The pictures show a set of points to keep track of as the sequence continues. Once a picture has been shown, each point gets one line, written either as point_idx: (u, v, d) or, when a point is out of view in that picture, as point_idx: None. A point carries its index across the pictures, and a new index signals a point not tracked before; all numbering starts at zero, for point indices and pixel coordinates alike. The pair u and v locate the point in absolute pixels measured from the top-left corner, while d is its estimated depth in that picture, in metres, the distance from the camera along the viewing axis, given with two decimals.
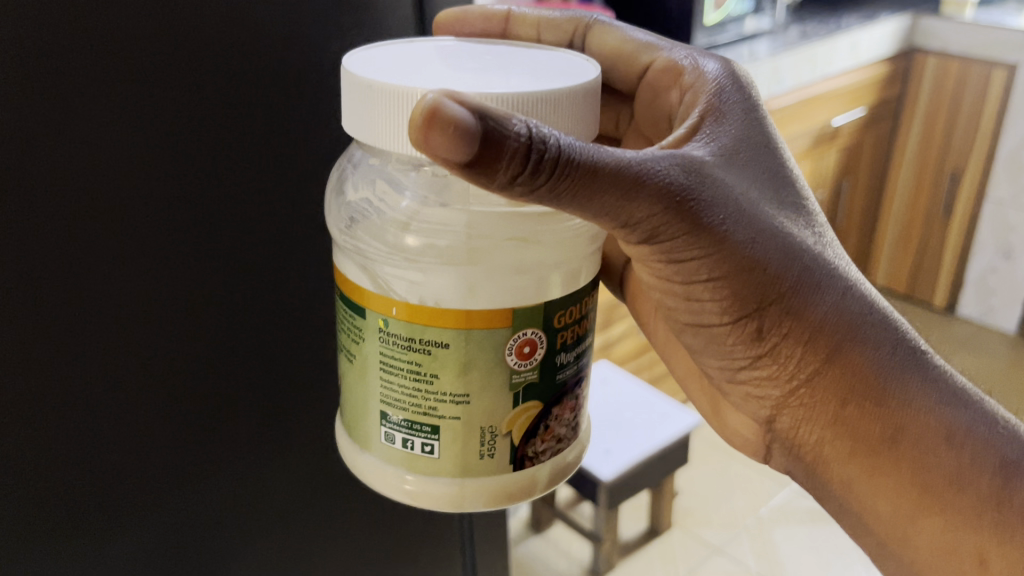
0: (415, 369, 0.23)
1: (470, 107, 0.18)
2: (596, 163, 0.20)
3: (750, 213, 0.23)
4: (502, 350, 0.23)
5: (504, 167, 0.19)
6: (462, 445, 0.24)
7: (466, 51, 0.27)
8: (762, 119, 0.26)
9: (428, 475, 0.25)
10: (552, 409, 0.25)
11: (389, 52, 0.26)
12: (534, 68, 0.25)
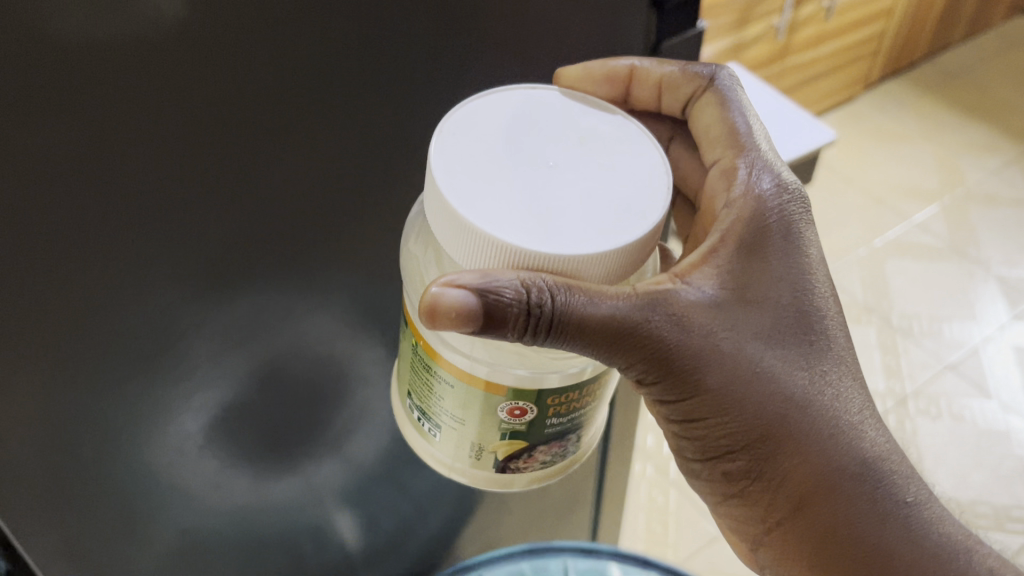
0: (433, 384, 0.29)
1: (470, 292, 0.25)
2: (586, 327, 0.26)
3: (751, 378, 0.28)
4: (494, 407, 0.28)
5: (509, 325, 0.26)
6: (457, 447, 0.31)
7: (580, 126, 0.29)
8: (797, 254, 0.30)
9: (431, 445, 0.32)
10: (535, 446, 0.30)
11: (498, 104, 0.29)
12: (610, 187, 0.27)
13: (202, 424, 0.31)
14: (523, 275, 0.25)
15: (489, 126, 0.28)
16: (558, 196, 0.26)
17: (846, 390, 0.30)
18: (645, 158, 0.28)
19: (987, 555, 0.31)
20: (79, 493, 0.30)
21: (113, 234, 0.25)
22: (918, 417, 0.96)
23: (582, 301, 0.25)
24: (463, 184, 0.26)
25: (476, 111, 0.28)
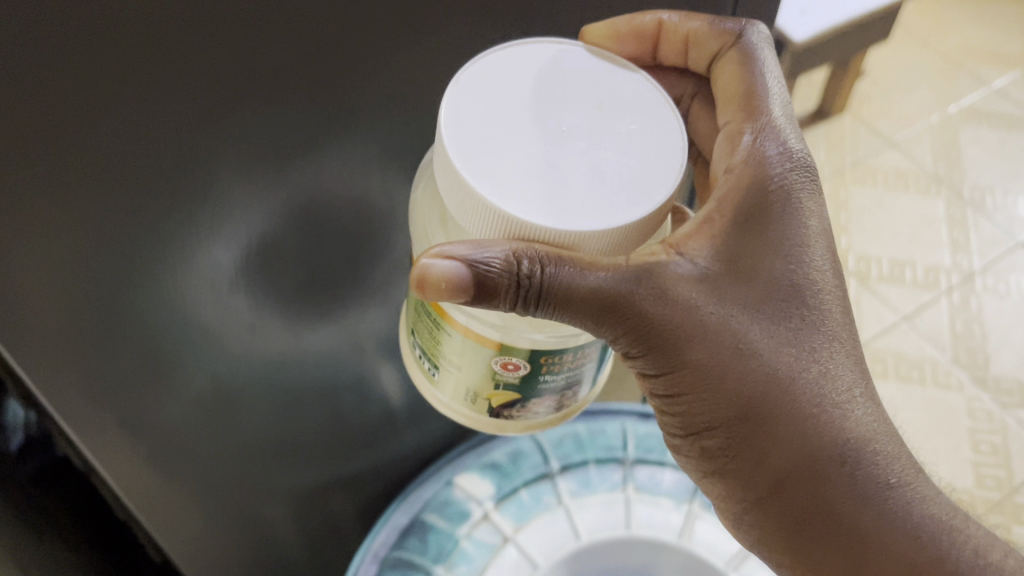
0: (433, 329, 0.30)
1: (462, 265, 0.25)
2: (571, 294, 0.26)
3: (735, 347, 0.28)
4: (488, 359, 0.29)
5: (500, 297, 0.26)
6: (455, 394, 0.31)
7: (602, 87, 0.28)
8: (796, 221, 0.30)
9: (432, 386, 0.32)
10: (528, 399, 0.31)
11: (511, 52, 0.28)
12: (621, 159, 0.26)
13: (233, 252, 0.29)
14: (517, 248, 0.25)
15: (503, 82, 0.27)
16: (563, 167, 0.26)
17: (837, 369, 0.30)
18: (665, 128, 0.27)
19: (969, 539, 0.31)
20: (104, 325, 0.28)
21: (128, 42, 0.22)
22: (985, 294, 1.04)
23: (571, 269, 0.25)
24: (472, 147, 0.26)
25: (488, 63, 0.27)
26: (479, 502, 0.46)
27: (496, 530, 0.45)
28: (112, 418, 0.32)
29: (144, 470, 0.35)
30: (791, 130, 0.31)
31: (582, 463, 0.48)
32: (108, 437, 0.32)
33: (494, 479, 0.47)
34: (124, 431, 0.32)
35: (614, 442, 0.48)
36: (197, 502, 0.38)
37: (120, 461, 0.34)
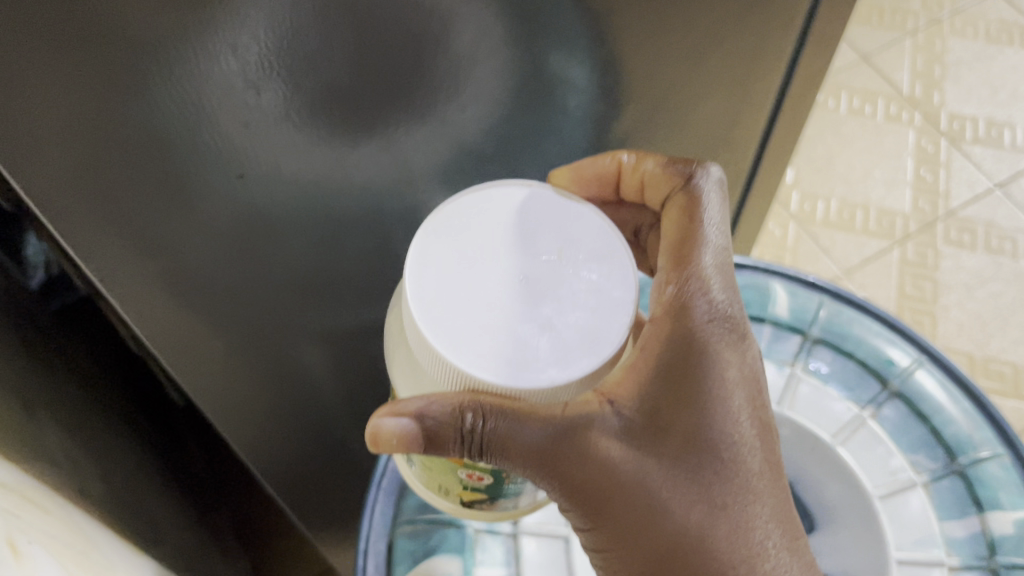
0: None
1: (410, 420, 0.29)
2: (502, 443, 0.29)
3: (650, 493, 0.31)
4: (456, 469, 0.32)
5: (449, 445, 0.29)
6: (429, 486, 0.35)
7: (563, 235, 0.31)
8: (714, 372, 0.32)
9: (411, 475, 0.36)
10: (495, 497, 0.34)
11: (476, 203, 0.31)
12: (573, 310, 0.29)
13: (259, 43, 0.26)
14: (462, 402, 0.28)
15: (467, 235, 0.30)
16: (527, 316, 0.28)
17: (752, 519, 0.32)
18: (619, 279, 0.30)
19: None
20: (107, 100, 0.26)
21: None
22: None
23: (507, 422, 0.28)
24: (436, 299, 0.29)
25: (452, 212, 0.30)
26: None
27: None
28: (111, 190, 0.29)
29: (157, 289, 0.34)
30: (719, 288, 0.33)
31: None
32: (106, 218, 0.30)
33: None
34: (135, 242, 0.31)
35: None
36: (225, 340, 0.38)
37: (118, 244, 0.31)
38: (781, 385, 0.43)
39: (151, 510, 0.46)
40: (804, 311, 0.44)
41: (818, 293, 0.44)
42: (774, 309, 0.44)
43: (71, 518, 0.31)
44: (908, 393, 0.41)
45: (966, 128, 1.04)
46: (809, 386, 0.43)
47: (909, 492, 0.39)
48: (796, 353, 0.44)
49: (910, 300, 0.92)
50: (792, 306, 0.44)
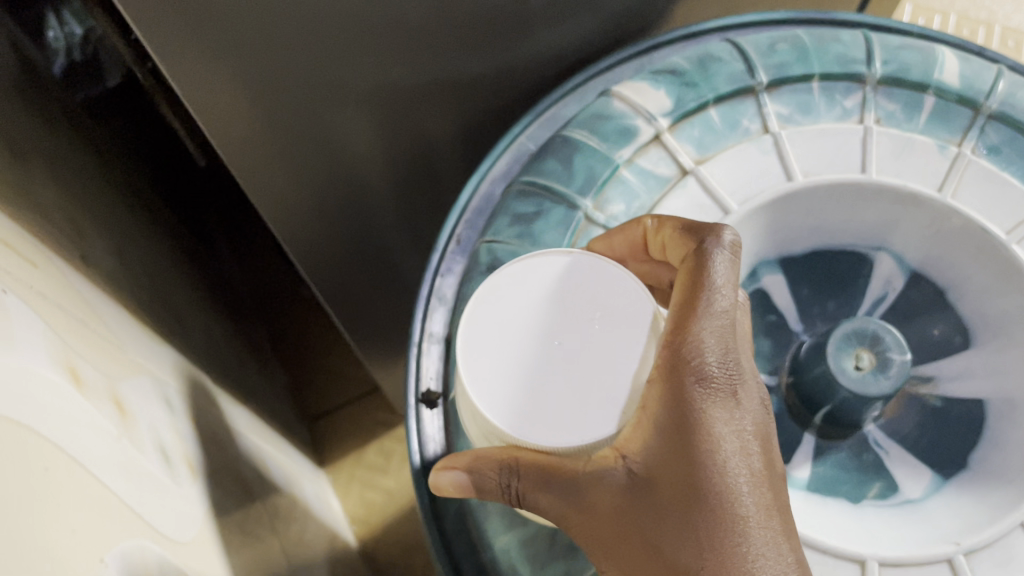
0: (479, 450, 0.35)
1: (463, 473, 0.34)
2: (522, 489, 0.32)
3: (639, 532, 0.32)
4: None
5: (492, 496, 0.34)
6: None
7: (592, 300, 0.33)
8: (703, 432, 0.32)
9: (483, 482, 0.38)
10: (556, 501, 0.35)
11: (522, 272, 0.34)
12: (598, 375, 0.31)
13: None
14: (498, 463, 0.32)
15: (509, 311, 0.33)
16: (547, 377, 0.31)
17: (748, 565, 0.31)
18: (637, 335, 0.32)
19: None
20: None
21: None
22: None
23: (533, 473, 0.31)
24: (480, 371, 0.32)
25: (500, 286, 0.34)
26: (649, 120, 0.43)
27: (670, 158, 0.43)
28: None
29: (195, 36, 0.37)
30: (716, 352, 0.33)
31: (806, 76, 0.44)
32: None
33: (674, 86, 0.44)
34: None
35: (856, 56, 0.45)
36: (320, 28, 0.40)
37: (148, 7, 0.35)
38: (947, 168, 0.42)
39: (159, 268, 0.61)
40: (980, 81, 0.44)
41: (993, 68, 0.45)
42: (943, 76, 0.44)
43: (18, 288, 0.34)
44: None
45: None
46: (983, 165, 0.42)
47: None
48: (969, 128, 0.43)
49: None
50: (966, 74, 0.44)
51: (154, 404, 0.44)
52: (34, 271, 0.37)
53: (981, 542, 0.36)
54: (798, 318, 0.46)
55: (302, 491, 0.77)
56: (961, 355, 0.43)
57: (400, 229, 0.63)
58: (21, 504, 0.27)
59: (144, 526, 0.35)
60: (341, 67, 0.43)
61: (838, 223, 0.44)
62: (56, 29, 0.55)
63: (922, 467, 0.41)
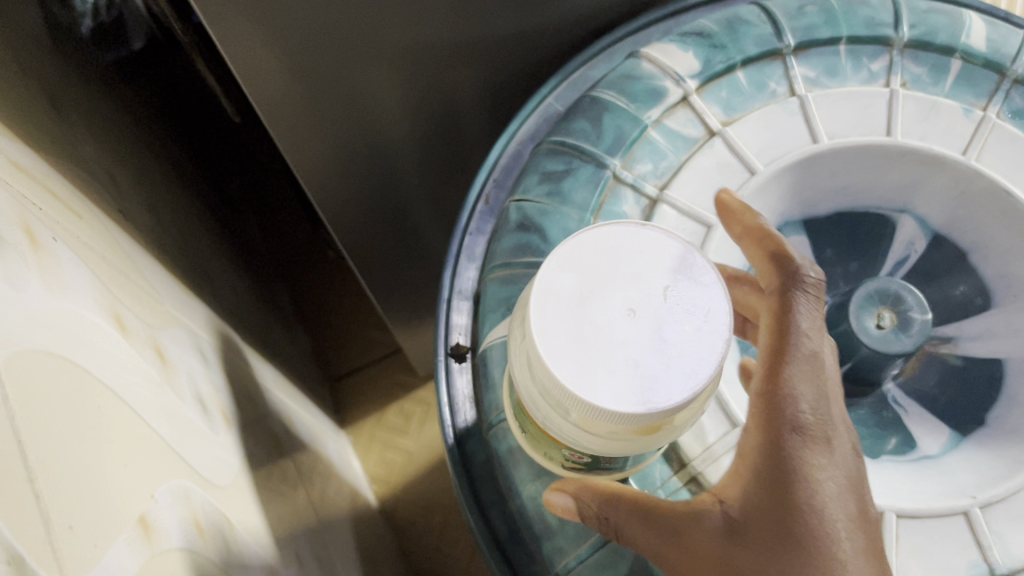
0: (522, 412, 0.36)
1: (569, 499, 0.35)
2: (627, 525, 0.34)
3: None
4: (562, 447, 0.34)
5: (594, 526, 0.35)
6: (536, 450, 0.36)
7: (668, 272, 0.30)
8: (799, 478, 0.32)
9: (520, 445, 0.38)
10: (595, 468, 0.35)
11: (601, 237, 0.31)
12: (672, 348, 0.29)
13: None
14: (606, 495, 0.34)
15: (584, 272, 0.30)
16: (619, 343, 0.29)
17: None
18: (713, 313, 0.30)
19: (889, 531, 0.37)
20: None
21: None
22: None
23: (630, 508, 0.34)
24: (550, 329, 0.29)
25: (578, 242, 0.31)
26: (677, 81, 0.44)
27: (698, 119, 0.43)
28: None
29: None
30: (809, 398, 0.33)
31: (834, 39, 0.44)
32: None
33: (702, 49, 0.45)
34: None
35: (883, 19, 0.45)
36: None
37: None
38: (972, 132, 0.42)
39: (187, 225, 0.62)
40: (1007, 44, 0.44)
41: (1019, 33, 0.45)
42: (970, 41, 0.44)
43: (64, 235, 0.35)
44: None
45: None
46: (1007, 129, 0.42)
47: None
48: (994, 92, 0.43)
49: None
50: (992, 38, 0.45)
51: (189, 355, 0.45)
52: (79, 221, 0.38)
53: (997, 495, 0.37)
54: (821, 279, 0.46)
55: (324, 448, 0.79)
56: (980, 317, 0.44)
57: (425, 190, 0.64)
58: (84, 434, 0.28)
59: (187, 466, 0.36)
60: (371, 26, 0.44)
61: (863, 185, 0.45)
62: None
63: (939, 425, 0.42)
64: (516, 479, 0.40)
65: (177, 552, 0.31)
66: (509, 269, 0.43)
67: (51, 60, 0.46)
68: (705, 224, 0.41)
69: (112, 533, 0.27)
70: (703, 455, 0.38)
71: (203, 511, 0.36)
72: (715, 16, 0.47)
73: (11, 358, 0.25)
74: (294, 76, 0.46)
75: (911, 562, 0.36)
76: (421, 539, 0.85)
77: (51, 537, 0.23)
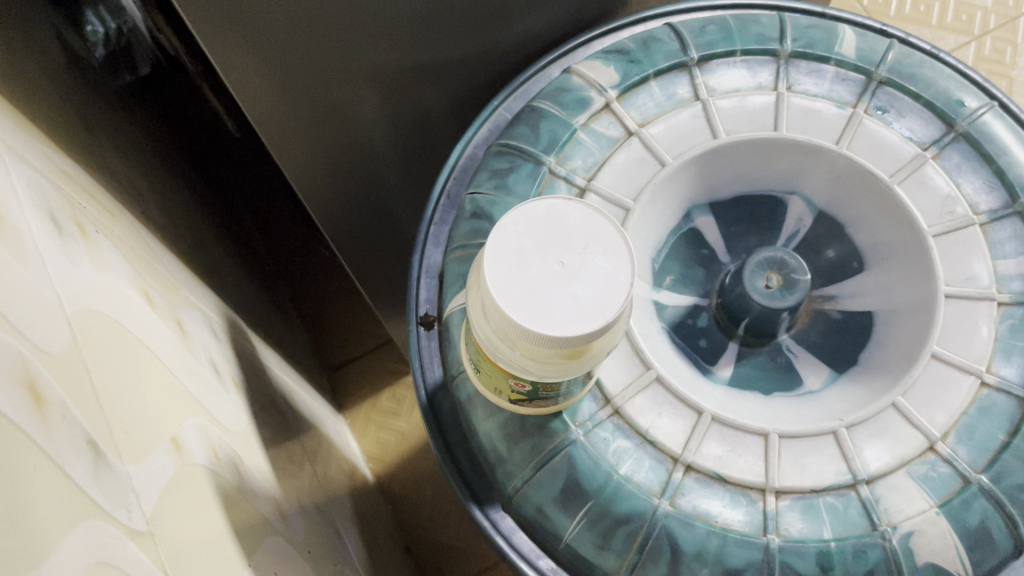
0: (475, 354, 0.44)
1: None
2: None
3: None
4: (506, 380, 0.43)
5: None
6: (489, 387, 0.45)
7: (593, 235, 0.39)
8: None
9: (478, 386, 0.47)
10: (535, 398, 0.44)
11: (547, 207, 0.40)
12: (589, 292, 0.37)
13: None
14: None
15: (529, 236, 0.39)
16: (548, 289, 0.37)
17: None
18: (627, 263, 0.38)
19: (774, 445, 0.46)
20: None
21: None
22: None
23: None
24: (500, 278, 0.38)
25: (526, 212, 0.40)
26: (600, 92, 0.53)
27: (618, 122, 0.52)
28: None
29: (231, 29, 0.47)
30: None
31: (729, 53, 0.54)
32: None
33: (621, 64, 0.54)
34: None
35: (770, 35, 0.54)
36: (329, 21, 0.49)
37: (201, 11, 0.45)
38: (843, 125, 0.51)
39: (196, 227, 0.71)
40: (874, 52, 0.53)
41: (886, 42, 0.54)
42: (843, 50, 0.53)
43: (102, 230, 0.44)
44: (978, 130, 0.51)
45: None
46: (872, 122, 0.51)
47: (967, 230, 0.49)
48: (864, 91, 0.52)
49: (990, 60, 1.14)
50: (862, 48, 0.54)
51: (203, 330, 0.54)
52: (111, 217, 0.48)
53: (859, 418, 0.46)
54: (726, 251, 0.56)
55: (324, 426, 0.88)
56: (858, 278, 0.53)
57: (403, 193, 0.73)
58: (130, 375, 0.37)
59: (205, 410, 0.45)
60: (344, 53, 0.53)
61: (757, 172, 0.54)
62: (92, 24, 0.61)
63: (822, 365, 0.51)
64: (475, 420, 0.49)
65: (203, 469, 0.40)
66: (466, 249, 0.52)
67: (77, 86, 0.56)
68: (623, 208, 0.50)
69: (155, 443, 0.36)
70: (623, 392, 0.47)
71: (219, 444, 0.45)
72: (635, 36, 0.56)
73: (74, 313, 0.34)
74: (280, 98, 0.55)
75: (790, 471, 0.45)
76: (414, 510, 0.95)
77: (112, 431, 0.32)
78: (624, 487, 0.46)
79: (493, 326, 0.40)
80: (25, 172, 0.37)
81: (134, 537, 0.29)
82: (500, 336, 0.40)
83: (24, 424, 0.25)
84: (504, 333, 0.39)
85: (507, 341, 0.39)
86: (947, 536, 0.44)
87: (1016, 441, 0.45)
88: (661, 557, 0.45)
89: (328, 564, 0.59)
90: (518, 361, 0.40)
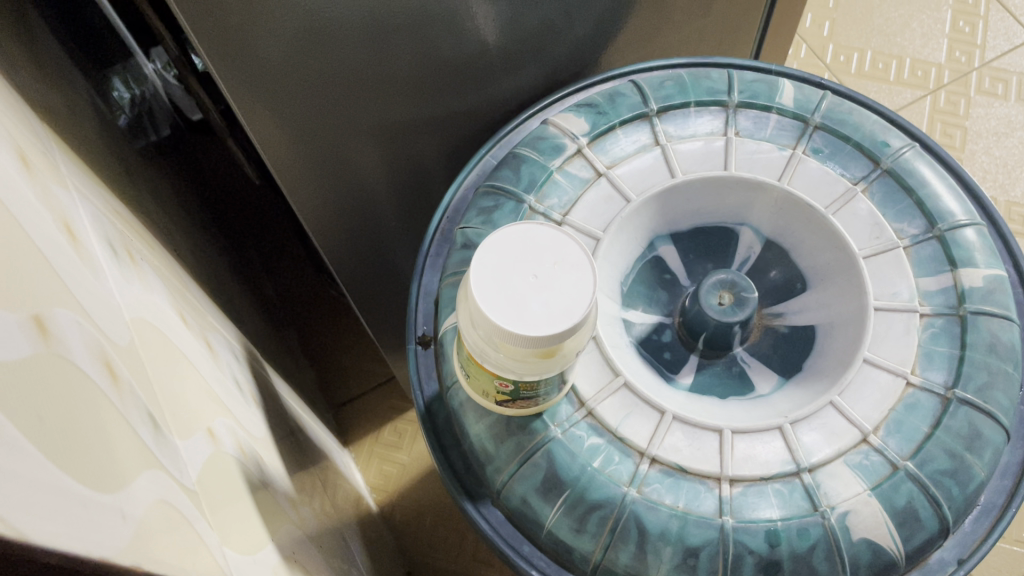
0: (465, 364, 0.52)
1: None
2: None
3: None
4: (492, 382, 0.50)
5: None
6: (478, 391, 0.52)
7: (563, 252, 0.46)
8: None
9: (470, 393, 0.54)
10: (518, 399, 0.51)
11: (523, 230, 0.47)
12: (559, 298, 0.45)
13: None
14: None
15: (508, 254, 0.46)
16: (526, 297, 0.45)
17: None
18: (591, 274, 0.45)
19: (728, 439, 0.52)
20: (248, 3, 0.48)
21: None
22: (994, 67, 1.32)
23: None
24: (485, 290, 0.45)
25: (505, 235, 0.47)
26: (573, 139, 0.61)
27: (589, 165, 0.60)
28: (233, 56, 0.51)
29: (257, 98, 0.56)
30: None
31: (683, 104, 0.62)
32: (226, 66, 0.52)
33: (591, 115, 0.62)
34: (284, 42, 0.52)
35: (720, 89, 0.62)
36: (337, 86, 0.58)
37: (233, 84, 0.54)
38: (784, 164, 0.59)
39: (216, 268, 0.79)
40: (809, 102, 0.62)
41: (820, 94, 0.63)
42: (782, 100, 0.61)
43: (145, 259, 0.52)
44: (900, 166, 0.59)
45: (966, 26, 1.35)
46: (809, 161, 0.59)
47: (890, 252, 0.56)
48: (801, 135, 0.60)
49: (944, 114, 1.29)
50: (799, 98, 0.62)
51: (226, 350, 0.62)
52: (150, 251, 0.55)
53: (801, 415, 0.53)
54: (686, 276, 0.64)
55: (331, 455, 0.94)
56: (800, 296, 0.62)
57: (404, 235, 0.81)
58: (174, 374, 0.45)
59: (231, 413, 0.52)
60: (349, 112, 0.61)
61: (710, 208, 0.62)
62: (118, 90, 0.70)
63: (772, 372, 0.59)
64: (467, 424, 0.56)
65: (232, 457, 0.47)
66: (457, 275, 0.59)
67: (116, 145, 0.64)
68: (594, 237, 0.58)
69: (195, 429, 0.43)
70: (595, 395, 0.54)
71: (244, 443, 0.52)
72: (603, 91, 0.65)
73: (130, 320, 0.42)
74: (297, 155, 0.63)
75: (741, 462, 0.52)
76: (416, 534, 1.02)
77: (163, 411, 0.39)
78: (597, 477, 0.52)
79: (478, 333, 0.47)
80: (89, 207, 0.45)
81: (184, 490, 0.36)
82: (483, 341, 0.47)
83: (105, 390, 0.33)
84: (486, 337, 0.46)
85: (489, 344, 0.47)
86: (879, 514, 0.51)
87: (937, 432, 0.52)
88: (630, 538, 0.52)
89: (337, 564, 0.66)
90: (500, 363, 0.48)
